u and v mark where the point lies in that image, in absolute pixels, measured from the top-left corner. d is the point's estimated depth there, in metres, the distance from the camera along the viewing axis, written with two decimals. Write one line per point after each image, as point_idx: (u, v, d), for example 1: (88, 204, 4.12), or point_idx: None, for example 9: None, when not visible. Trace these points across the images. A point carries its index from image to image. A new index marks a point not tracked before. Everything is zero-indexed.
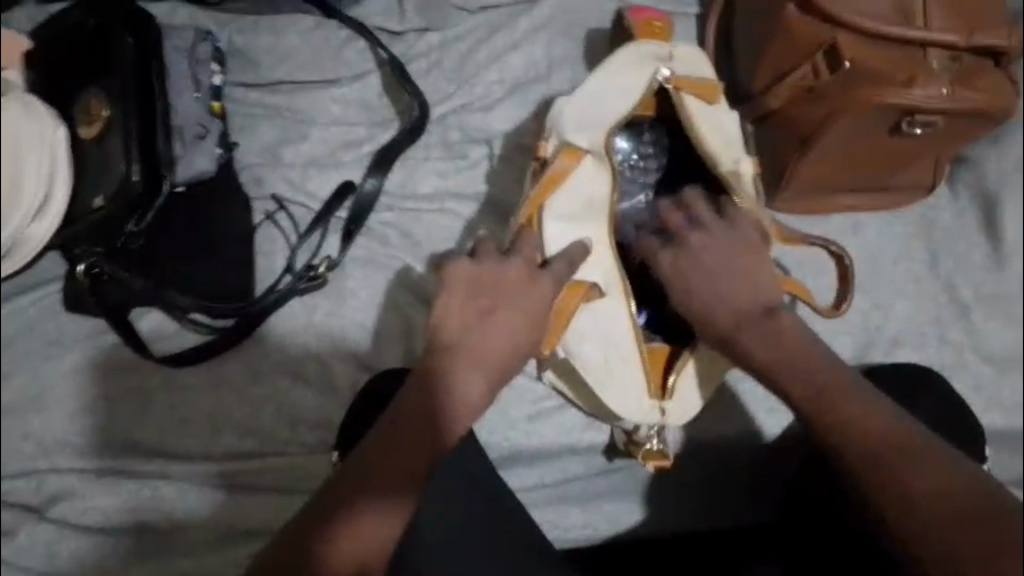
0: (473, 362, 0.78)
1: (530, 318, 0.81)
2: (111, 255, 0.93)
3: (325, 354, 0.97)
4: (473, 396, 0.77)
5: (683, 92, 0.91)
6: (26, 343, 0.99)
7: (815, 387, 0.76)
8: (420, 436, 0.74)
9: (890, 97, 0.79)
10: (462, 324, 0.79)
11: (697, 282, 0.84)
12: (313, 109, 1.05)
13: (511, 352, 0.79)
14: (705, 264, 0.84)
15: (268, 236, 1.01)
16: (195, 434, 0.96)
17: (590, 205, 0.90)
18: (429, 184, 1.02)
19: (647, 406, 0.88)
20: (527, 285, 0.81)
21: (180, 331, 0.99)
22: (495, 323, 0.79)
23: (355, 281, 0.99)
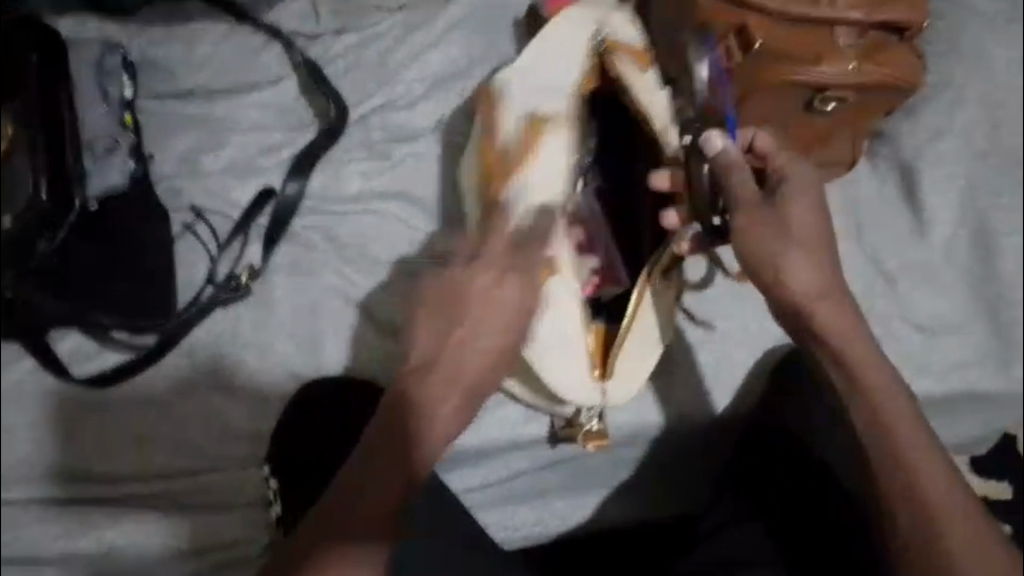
0: (443, 391, 0.69)
1: (503, 324, 0.71)
2: (23, 276, 0.89)
3: (253, 363, 0.95)
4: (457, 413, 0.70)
5: (618, 55, 0.90)
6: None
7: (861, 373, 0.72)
8: (399, 471, 0.67)
9: (800, 75, 0.81)
10: (433, 341, 0.70)
11: (771, 248, 0.72)
12: (230, 116, 1.02)
13: (492, 365, 0.71)
14: (790, 224, 0.73)
15: (188, 247, 0.99)
16: (125, 456, 0.93)
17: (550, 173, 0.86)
18: (353, 185, 1.01)
19: (589, 388, 0.87)
20: (496, 292, 0.71)
21: (100, 352, 0.96)
22: (473, 334, 0.70)
23: (282, 287, 0.97)
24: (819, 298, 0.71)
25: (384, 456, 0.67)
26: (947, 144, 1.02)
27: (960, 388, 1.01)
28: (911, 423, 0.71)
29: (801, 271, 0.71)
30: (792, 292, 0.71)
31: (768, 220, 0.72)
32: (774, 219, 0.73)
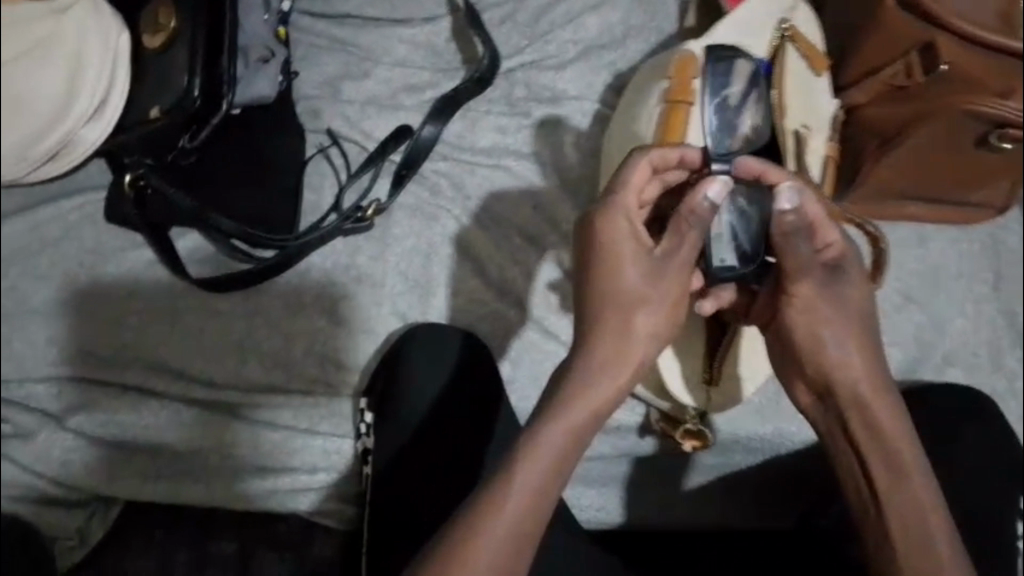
0: (597, 376, 0.69)
1: (660, 297, 0.70)
2: (160, 168, 0.89)
3: (362, 295, 0.95)
4: (618, 363, 0.69)
5: (793, 45, 0.86)
6: (61, 248, 0.96)
7: (896, 447, 0.70)
8: (551, 428, 0.67)
9: (988, 106, 0.78)
10: (601, 295, 0.69)
11: (825, 318, 0.71)
12: (378, 47, 1.03)
13: (661, 317, 0.70)
14: (840, 300, 0.71)
15: (319, 169, 1.00)
16: (221, 363, 0.93)
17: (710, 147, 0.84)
18: (488, 139, 1.00)
19: (693, 386, 0.88)
20: (656, 278, 0.69)
21: (218, 256, 0.97)
22: (650, 286, 0.69)
23: (404, 227, 0.97)
24: (875, 390, 0.70)
25: (536, 449, 0.66)
26: None
27: None
28: (943, 523, 0.69)
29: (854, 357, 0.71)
30: (845, 374, 0.71)
31: (826, 289, 0.71)
32: (833, 298, 0.71)
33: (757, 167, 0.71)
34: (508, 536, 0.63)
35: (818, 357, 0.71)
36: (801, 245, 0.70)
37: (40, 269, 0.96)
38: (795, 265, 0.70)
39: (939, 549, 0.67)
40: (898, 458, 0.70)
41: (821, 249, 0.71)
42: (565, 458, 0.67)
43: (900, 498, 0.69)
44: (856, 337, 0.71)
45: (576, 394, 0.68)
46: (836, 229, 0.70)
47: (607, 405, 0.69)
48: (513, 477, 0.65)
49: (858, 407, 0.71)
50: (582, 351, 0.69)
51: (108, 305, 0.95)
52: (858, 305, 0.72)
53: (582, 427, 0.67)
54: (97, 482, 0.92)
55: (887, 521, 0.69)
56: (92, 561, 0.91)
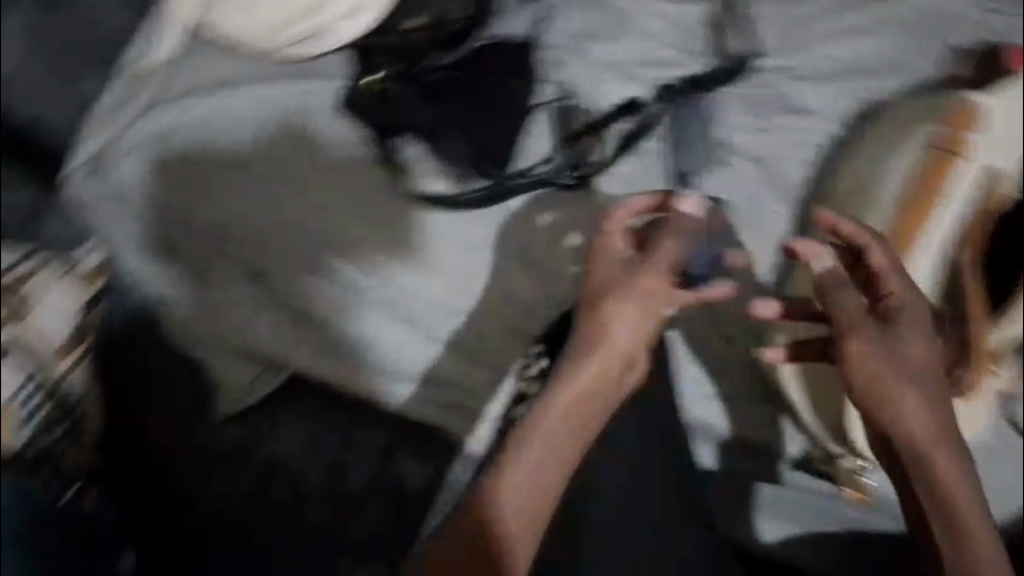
0: (606, 350, 0.79)
1: (653, 295, 0.80)
2: (403, 78, 0.94)
3: (556, 249, 0.95)
4: (626, 339, 0.79)
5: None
6: (278, 122, 0.92)
7: (949, 491, 0.74)
8: (553, 401, 0.77)
9: None
10: (604, 289, 0.81)
11: (884, 372, 0.77)
12: (638, 14, 1.01)
13: (646, 310, 0.80)
14: (896, 348, 0.77)
15: (549, 117, 0.97)
16: (412, 275, 0.92)
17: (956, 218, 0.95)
18: (721, 131, 0.98)
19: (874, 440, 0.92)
20: (651, 296, 0.80)
21: (434, 172, 0.94)
22: (632, 300, 0.80)
23: (614, 196, 0.97)
24: (933, 440, 0.75)
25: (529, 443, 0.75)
26: None
27: None
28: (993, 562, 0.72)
29: (909, 405, 0.76)
30: (914, 426, 0.76)
31: (882, 344, 0.78)
32: (886, 348, 0.77)
33: (833, 221, 0.83)
34: (512, 508, 0.73)
35: (886, 405, 0.76)
36: (844, 300, 0.79)
37: (257, 135, 0.92)
38: (845, 320, 0.78)
39: None
40: (949, 501, 0.74)
41: (875, 299, 0.81)
42: (553, 448, 0.75)
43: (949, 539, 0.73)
44: (908, 380, 0.77)
45: (569, 399, 0.77)
46: (893, 274, 0.80)
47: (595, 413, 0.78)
48: (524, 445, 0.75)
49: (912, 455, 0.75)
50: (572, 366, 0.78)
51: (331, 180, 0.92)
52: (917, 349, 0.78)
53: (571, 426, 0.77)
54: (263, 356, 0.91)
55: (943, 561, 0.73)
56: (245, 420, 0.91)
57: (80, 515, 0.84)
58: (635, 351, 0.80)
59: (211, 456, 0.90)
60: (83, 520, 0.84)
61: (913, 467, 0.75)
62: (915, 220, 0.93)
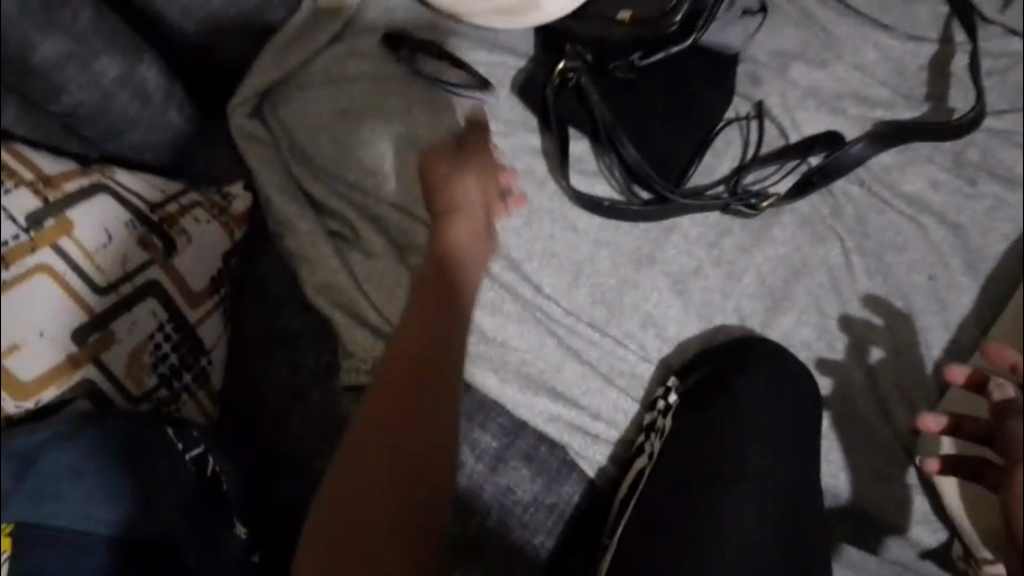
0: (470, 220, 0.78)
1: (482, 179, 0.79)
2: (594, 70, 0.89)
3: (714, 278, 0.90)
4: (474, 196, 0.78)
5: None
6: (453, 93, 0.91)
7: None
8: (436, 327, 0.73)
9: None
10: (442, 192, 0.78)
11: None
12: (852, 44, 0.97)
13: (483, 175, 0.79)
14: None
15: (727, 137, 0.93)
16: (556, 276, 0.88)
17: None
18: (914, 184, 0.94)
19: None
20: (464, 151, 0.80)
21: (596, 174, 0.91)
22: (468, 173, 0.79)
23: (786, 230, 0.91)
24: None
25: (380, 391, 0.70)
26: None
27: None
28: None
29: None
30: None
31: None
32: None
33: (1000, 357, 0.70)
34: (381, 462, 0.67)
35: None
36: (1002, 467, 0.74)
37: (428, 101, 0.89)
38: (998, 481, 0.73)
39: None
40: None
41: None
42: (416, 390, 0.70)
43: None
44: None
45: (401, 340, 0.73)
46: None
47: (447, 345, 0.73)
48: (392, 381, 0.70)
49: None
50: (409, 308, 0.74)
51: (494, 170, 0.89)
52: None
53: (419, 366, 0.71)
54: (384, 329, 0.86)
55: None
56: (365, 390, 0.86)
57: (205, 482, 0.75)
58: (454, 264, 0.76)
59: (334, 421, 0.86)
60: (216, 492, 0.76)
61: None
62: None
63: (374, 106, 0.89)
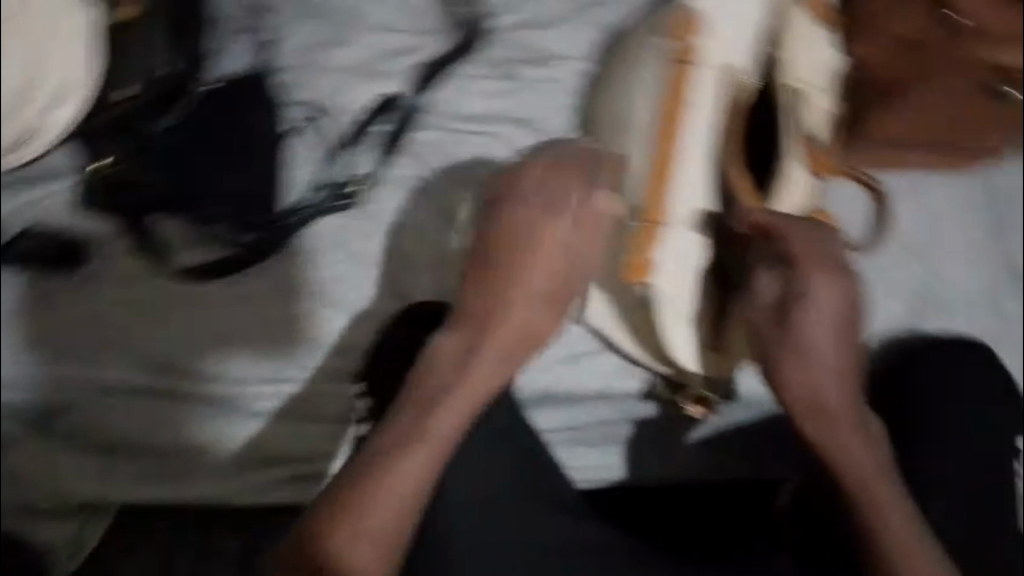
0: (524, 290, 0.80)
1: (585, 243, 0.81)
2: (134, 154, 0.86)
3: (350, 277, 0.91)
4: (538, 285, 0.80)
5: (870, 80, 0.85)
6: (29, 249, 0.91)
7: (846, 472, 0.77)
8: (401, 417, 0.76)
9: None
10: (525, 238, 0.80)
11: (804, 367, 0.79)
12: (355, 11, 0.94)
13: (571, 256, 0.81)
14: (812, 343, 0.79)
15: (297, 147, 0.94)
16: (208, 356, 0.91)
17: (911, 181, 0.94)
18: (479, 105, 0.94)
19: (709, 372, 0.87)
20: (581, 228, 0.80)
21: (194, 245, 0.93)
22: (540, 257, 0.80)
23: (386, 204, 0.92)
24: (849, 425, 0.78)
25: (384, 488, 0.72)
26: None
27: None
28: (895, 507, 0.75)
29: (804, 384, 0.79)
30: (812, 409, 0.79)
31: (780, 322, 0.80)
32: (793, 336, 0.79)
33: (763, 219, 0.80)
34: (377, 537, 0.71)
35: (784, 390, 0.80)
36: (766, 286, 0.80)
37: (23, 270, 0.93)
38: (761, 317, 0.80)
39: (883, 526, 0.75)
40: (849, 474, 0.77)
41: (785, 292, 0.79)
42: (392, 441, 0.75)
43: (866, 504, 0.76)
44: (818, 368, 0.79)
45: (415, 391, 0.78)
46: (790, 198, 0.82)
47: (452, 409, 0.77)
48: (410, 405, 0.77)
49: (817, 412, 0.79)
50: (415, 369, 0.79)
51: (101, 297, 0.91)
52: (817, 325, 0.79)
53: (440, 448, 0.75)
54: (89, 486, 0.90)
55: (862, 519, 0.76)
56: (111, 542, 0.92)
57: None
58: (425, 394, 0.77)
59: None
60: None
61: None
62: (672, 126, 0.82)
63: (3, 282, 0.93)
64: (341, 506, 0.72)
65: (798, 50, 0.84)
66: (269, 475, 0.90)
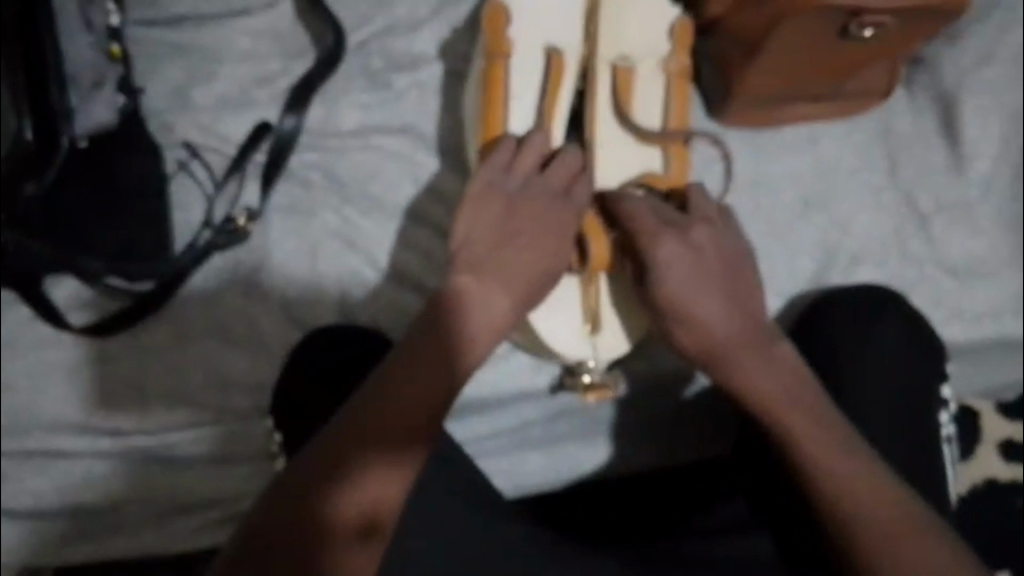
0: (474, 302, 0.78)
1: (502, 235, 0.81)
2: (9, 223, 0.88)
3: (252, 310, 0.91)
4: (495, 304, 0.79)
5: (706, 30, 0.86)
6: None
7: (765, 397, 0.78)
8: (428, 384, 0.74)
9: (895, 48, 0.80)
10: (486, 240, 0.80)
11: (692, 284, 0.81)
12: (220, 45, 0.95)
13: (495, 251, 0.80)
14: (699, 259, 0.81)
15: (183, 188, 0.93)
16: (120, 411, 0.91)
17: (808, 134, 0.91)
18: (353, 120, 0.94)
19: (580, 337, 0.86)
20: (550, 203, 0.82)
21: (96, 300, 0.93)
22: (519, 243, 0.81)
23: (276, 232, 0.92)
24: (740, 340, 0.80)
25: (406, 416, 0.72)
26: (995, 72, 0.92)
27: (993, 337, 0.92)
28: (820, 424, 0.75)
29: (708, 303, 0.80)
30: (712, 331, 0.80)
31: (672, 248, 0.81)
32: (680, 252, 0.81)
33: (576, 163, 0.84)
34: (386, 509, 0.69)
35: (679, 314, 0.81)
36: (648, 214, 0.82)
37: None
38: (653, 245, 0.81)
39: (809, 443, 0.74)
40: (772, 399, 0.77)
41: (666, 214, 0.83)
42: (388, 417, 0.72)
43: (795, 423, 0.76)
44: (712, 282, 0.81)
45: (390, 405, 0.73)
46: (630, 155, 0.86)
47: (426, 397, 0.74)
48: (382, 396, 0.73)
49: (714, 350, 0.80)
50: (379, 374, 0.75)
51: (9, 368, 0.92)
52: (698, 243, 0.82)
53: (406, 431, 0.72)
54: (29, 553, 0.92)
55: (797, 438, 0.75)
56: None
57: None
58: (389, 401, 0.73)
59: None
60: None
61: (880, 532, 0.69)
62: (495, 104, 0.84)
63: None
64: (356, 447, 0.70)
65: (617, 22, 0.86)
66: (201, 518, 0.90)
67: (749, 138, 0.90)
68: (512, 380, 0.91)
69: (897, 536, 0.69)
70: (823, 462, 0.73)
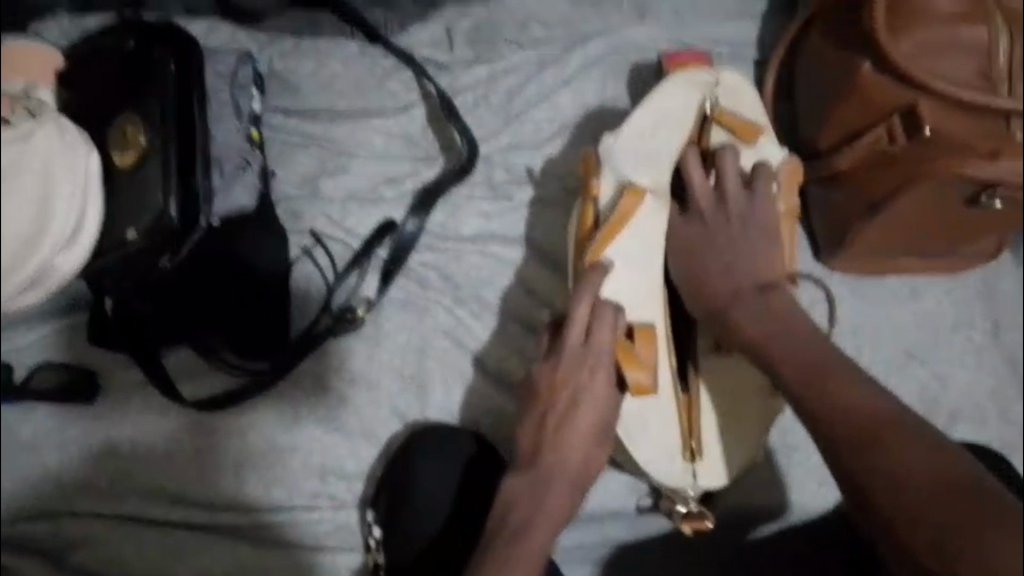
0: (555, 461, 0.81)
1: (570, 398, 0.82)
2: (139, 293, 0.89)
3: (359, 400, 0.94)
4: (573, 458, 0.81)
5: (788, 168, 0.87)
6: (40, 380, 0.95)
7: (769, 342, 0.77)
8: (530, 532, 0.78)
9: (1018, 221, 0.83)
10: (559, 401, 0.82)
11: (719, 260, 0.82)
12: (355, 142, 1.00)
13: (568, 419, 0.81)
14: (719, 232, 0.83)
15: (304, 273, 0.98)
16: (218, 485, 0.93)
17: (913, 283, 0.93)
18: (472, 226, 0.98)
19: (677, 469, 0.86)
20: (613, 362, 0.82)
21: (207, 370, 0.97)
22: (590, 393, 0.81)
23: (388, 325, 0.96)
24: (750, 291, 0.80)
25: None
26: None
27: None
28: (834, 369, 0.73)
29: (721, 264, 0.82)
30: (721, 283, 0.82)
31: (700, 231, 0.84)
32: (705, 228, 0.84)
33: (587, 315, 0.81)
34: None
35: (700, 263, 0.83)
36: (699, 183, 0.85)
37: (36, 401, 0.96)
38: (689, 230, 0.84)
39: (813, 391, 0.72)
40: (775, 342, 0.77)
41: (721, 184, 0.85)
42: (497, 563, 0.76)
43: (795, 384, 0.74)
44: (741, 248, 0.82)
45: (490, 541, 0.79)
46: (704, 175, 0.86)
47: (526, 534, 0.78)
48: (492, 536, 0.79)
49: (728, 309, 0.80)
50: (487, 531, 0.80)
51: (118, 429, 0.95)
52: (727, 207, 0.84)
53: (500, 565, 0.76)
54: None
55: (808, 399, 0.72)
56: None
57: None
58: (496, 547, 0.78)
59: None
60: None
61: (860, 430, 0.68)
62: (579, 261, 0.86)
63: (18, 421, 0.97)
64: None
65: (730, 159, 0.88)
66: None
67: (854, 284, 0.93)
68: (606, 498, 0.93)
69: (899, 472, 0.64)
70: (826, 397, 0.71)
